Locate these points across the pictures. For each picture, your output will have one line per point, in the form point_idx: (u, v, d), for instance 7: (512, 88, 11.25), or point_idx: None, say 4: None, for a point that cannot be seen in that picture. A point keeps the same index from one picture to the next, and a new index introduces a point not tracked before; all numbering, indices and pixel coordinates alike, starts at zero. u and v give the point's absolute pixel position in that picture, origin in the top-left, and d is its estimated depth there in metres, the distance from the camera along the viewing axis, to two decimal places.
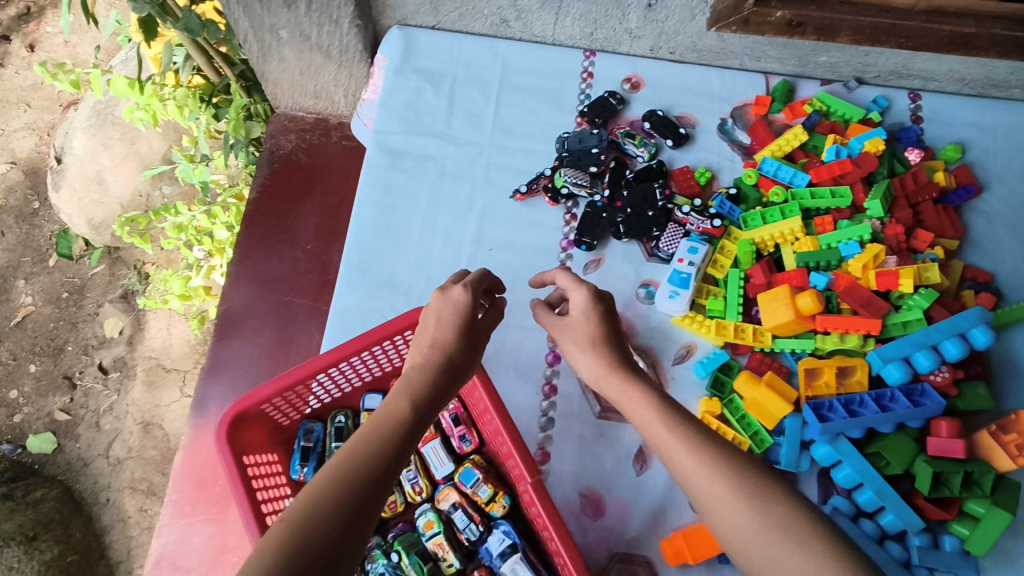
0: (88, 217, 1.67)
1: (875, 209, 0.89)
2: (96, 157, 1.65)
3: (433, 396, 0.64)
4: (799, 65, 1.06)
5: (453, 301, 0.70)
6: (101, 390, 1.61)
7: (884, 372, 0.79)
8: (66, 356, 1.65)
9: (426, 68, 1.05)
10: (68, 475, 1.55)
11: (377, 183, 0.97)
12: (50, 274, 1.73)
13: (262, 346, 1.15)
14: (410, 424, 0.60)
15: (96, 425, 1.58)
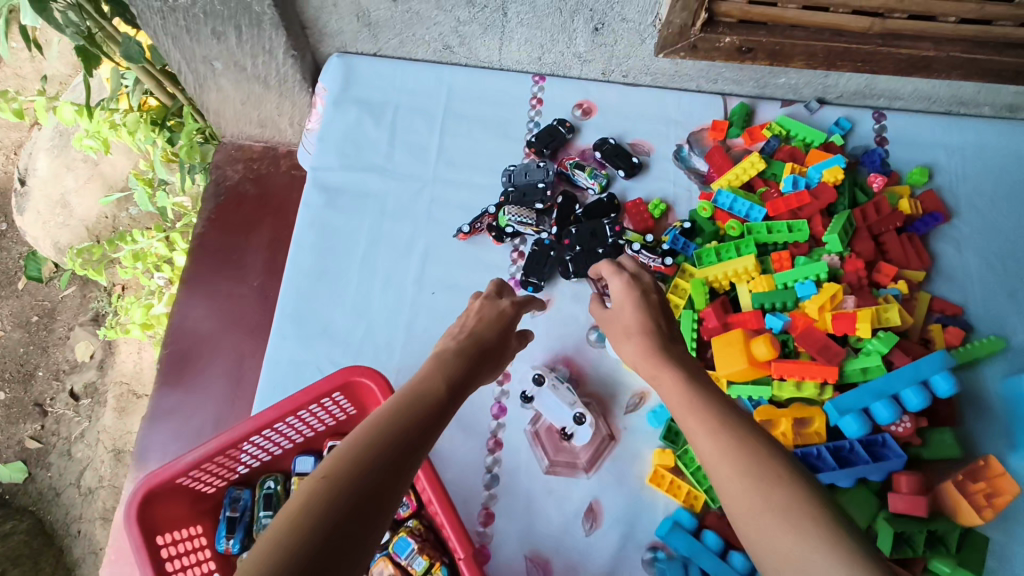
0: (54, 240, 1.62)
1: (833, 243, 0.84)
2: (60, 179, 1.59)
3: (467, 376, 0.62)
4: (758, 86, 1.01)
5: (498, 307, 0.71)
6: (72, 417, 1.55)
7: (842, 424, 0.74)
8: (37, 382, 1.58)
9: (366, 98, 1.00)
10: (40, 505, 1.49)
11: (313, 224, 0.93)
12: (19, 298, 1.66)
13: (211, 389, 1.10)
14: (450, 396, 0.58)
15: (67, 453, 1.52)
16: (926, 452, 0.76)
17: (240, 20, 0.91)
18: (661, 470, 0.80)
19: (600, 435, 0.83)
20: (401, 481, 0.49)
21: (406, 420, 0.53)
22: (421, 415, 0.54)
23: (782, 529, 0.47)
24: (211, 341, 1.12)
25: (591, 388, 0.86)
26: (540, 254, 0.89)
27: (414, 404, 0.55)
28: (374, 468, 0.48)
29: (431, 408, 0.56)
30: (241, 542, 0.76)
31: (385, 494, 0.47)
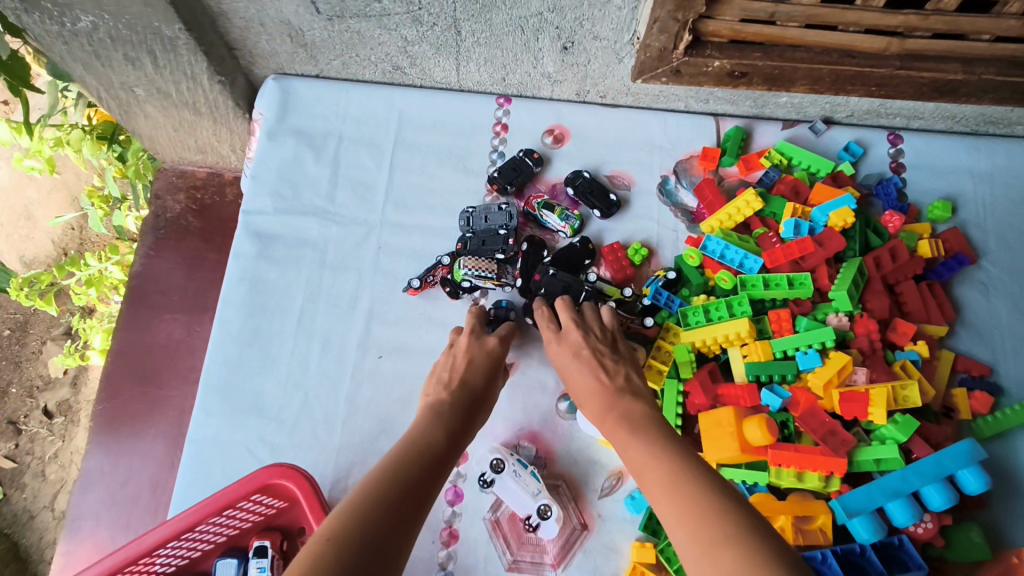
0: (19, 254, 1.51)
1: (841, 301, 0.71)
2: (22, 190, 1.49)
3: (461, 428, 0.64)
4: (757, 106, 0.88)
5: (485, 348, 0.72)
6: (45, 436, 1.37)
7: (851, 528, 0.62)
8: (10, 399, 1.39)
9: (306, 128, 0.90)
10: (15, 529, 1.33)
11: (243, 278, 0.83)
12: None
13: (160, 445, 1.00)
14: (445, 451, 0.60)
15: (42, 474, 1.35)
16: (951, 554, 0.64)
17: (153, 45, 0.80)
18: (640, 567, 0.69)
19: (570, 524, 0.72)
20: (409, 531, 0.49)
21: (406, 475, 0.54)
22: (420, 470, 0.55)
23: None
24: (152, 393, 1.02)
25: (561, 468, 0.74)
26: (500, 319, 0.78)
27: (415, 459, 0.56)
28: (385, 516, 0.48)
29: (431, 462, 0.57)
30: None
31: (396, 543, 0.47)
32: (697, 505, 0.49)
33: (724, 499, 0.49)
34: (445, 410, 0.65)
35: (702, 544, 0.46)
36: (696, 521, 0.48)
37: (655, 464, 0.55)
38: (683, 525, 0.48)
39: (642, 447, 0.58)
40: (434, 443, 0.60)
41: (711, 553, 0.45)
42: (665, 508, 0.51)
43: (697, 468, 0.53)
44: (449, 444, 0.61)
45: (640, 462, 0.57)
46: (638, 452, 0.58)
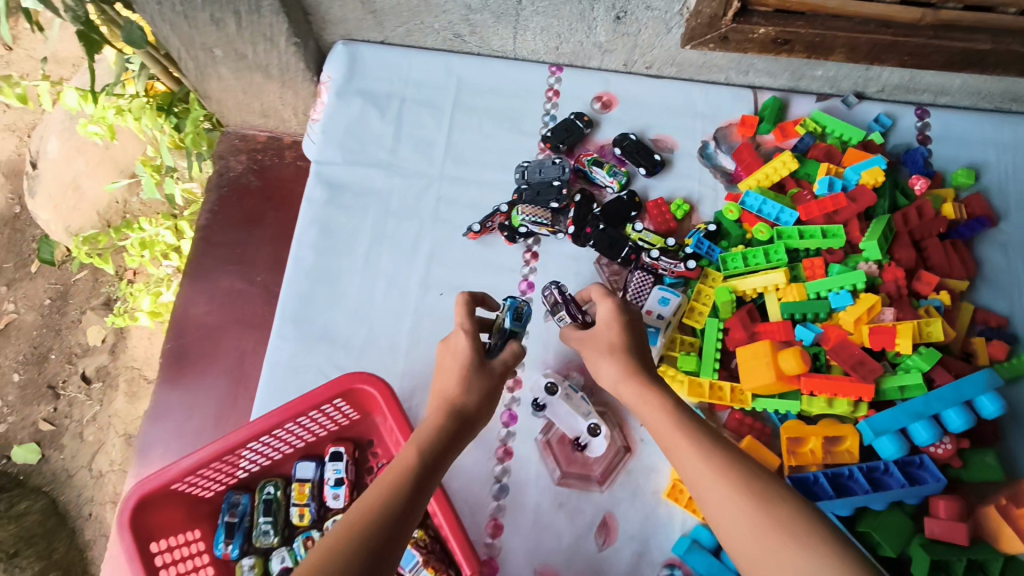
0: (65, 224, 1.55)
1: (871, 251, 0.78)
2: (71, 162, 1.54)
3: (443, 445, 0.57)
4: (793, 79, 0.95)
5: (455, 350, 0.65)
6: (84, 401, 1.48)
7: (877, 445, 0.70)
8: (50, 364, 1.51)
9: (371, 89, 0.95)
10: (55, 485, 1.43)
11: (313, 222, 0.88)
12: (33, 280, 1.58)
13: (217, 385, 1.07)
14: (419, 483, 0.53)
15: (80, 436, 1.46)
16: (967, 474, 0.71)
17: (239, 5, 0.88)
18: (680, 484, 0.76)
19: (615, 446, 0.79)
20: None
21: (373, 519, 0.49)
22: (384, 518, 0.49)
23: (791, 552, 0.46)
24: (214, 336, 1.10)
25: (607, 398, 0.81)
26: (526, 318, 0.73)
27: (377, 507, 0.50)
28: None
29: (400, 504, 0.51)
30: (240, 548, 0.73)
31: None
32: (723, 474, 0.52)
33: (749, 471, 0.52)
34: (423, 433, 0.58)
35: (749, 500, 0.50)
36: (739, 481, 0.51)
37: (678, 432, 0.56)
38: (719, 480, 0.52)
39: (660, 411, 0.59)
40: (409, 467, 0.54)
41: (766, 509, 0.49)
42: (694, 462, 0.54)
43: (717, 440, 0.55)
44: (428, 472, 0.54)
45: (663, 431, 0.58)
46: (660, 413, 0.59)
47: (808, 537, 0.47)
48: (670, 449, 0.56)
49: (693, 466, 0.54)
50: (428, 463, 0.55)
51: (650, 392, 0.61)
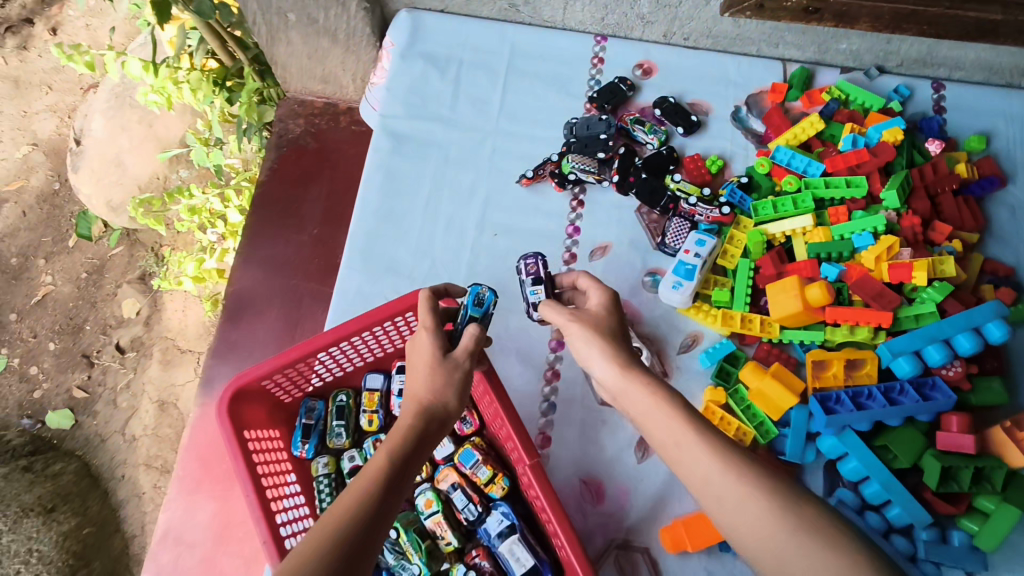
0: (107, 199, 1.71)
1: (890, 200, 0.86)
2: (115, 139, 1.69)
3: (413, 447, 0.61)
4: (819, 52, 1.03)
5: (422, 345, 0.68)
6: (118, 369, 1.68)
7: (894, 365, 0.78)
8: (86, 334, 1.72)
9: (431, 53, 1.04)
10: (86, 450, 1.62)
11: (379, 167, 0.97)
12: (70, 254, 1.80)
13: (269, 329, 1.15)
14: (388, 490, 0.56)
15: (113, 402, 1.65)
16: (975, 397, 0.78)
17: None
18: (713, 406, 0.83)
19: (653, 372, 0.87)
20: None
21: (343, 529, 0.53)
22: (353, 530, 0.53)
23: (819, 553, 0.51)
24: (270, 282, 1.17)
25: (646, 330, 0.89)
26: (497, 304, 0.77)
27: (339, 522, 0.53)
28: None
29: (369, 515, 0.54)
30: (315, 447, 0.82)
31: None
32: (746, 477, 0.57)
33: (771, 478, 0.57)
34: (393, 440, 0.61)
35: (775, 502, 0.55)
36: (764, 485, 0.56)
37: (693, 437, 0.61)
38: (742, 483, 0.57)
39: (665, 410, 0.63)
40: (376, 474, 0.57)
41: (793, 513, 0.54)
42: (712, 467, 0.58)
43: (731, 446, 0.60)
44: (396, 480, 0.58)
45: (676, 440, 0.61)
46: (665, 414, 0.63)
47: (844, 541, 0.52)
48: (684, 456, 0.61)
49: (715, 472, 0.58)
50: (396, 467, 0.59)
51: (659, 392, 0.65)
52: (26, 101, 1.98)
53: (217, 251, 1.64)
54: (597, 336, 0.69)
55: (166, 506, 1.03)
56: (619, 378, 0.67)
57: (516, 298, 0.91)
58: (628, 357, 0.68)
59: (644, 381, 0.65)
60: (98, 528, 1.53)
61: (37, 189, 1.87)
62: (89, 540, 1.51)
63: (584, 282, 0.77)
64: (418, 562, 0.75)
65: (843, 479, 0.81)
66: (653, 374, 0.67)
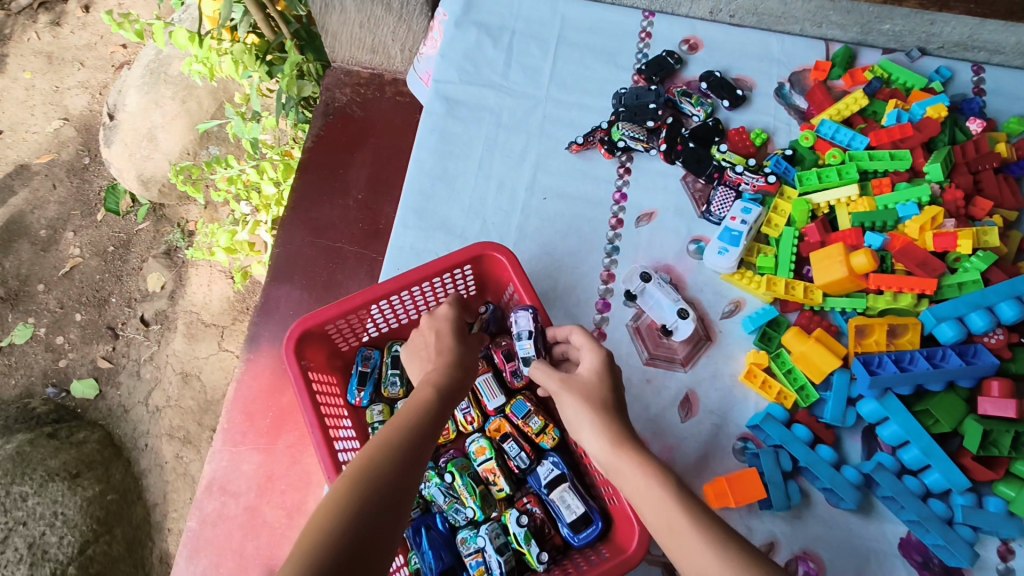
0: (138, 171, 1.76)
1: (934, 173, 0.89)
2: (149, 114, 1.74)
3: (454, 384, 0.70)
4: (862, 32, 1.04)
5: (444, 317, 0.77)
6: (142, 341, 1.71)
7: (937, 331, 0.81)
8: (111, 307, 1.76)
9: (485, 22, 1.07)
10: (109, 420, 1.65)
11: (434, 129, 1.01)
12: (98, 228, 1.84)
13: (310, 290, 1.18)
14: (436, 414, 0.66)
15: (137, 373, 1.68)
16: (1015, 365, 0.81)
17: None
18: (755, 368, 0.86)
19: (697, 335, 0.89)
20: (409, 487, 0.59)
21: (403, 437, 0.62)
22: (410, 437, 0.62)
23: None
24: (317, 244, 1.20)
25: (690, 294, 0.91)
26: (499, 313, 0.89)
27: (389, 436, 0.62)
28: (371, 500, 0.55)
29: (417, 433, 0.63)
30: (370, 395, 0.86)
31: (383, 530, 0.55)
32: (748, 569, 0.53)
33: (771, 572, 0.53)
34: (434, 377, 0.70)
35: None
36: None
37: (686, 522, 0.57)
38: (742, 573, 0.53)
39: (658, 490, 0.60)
40: (424, 402, 0.67)
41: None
42: (711, 562, 0.54)
43: (729, 533, 0.56)
44: (438, 409, 0.67)
45: (669, 524, 0.58)
46: (657, 495, 0.60)
47: None
48: (679, 545, 0.57)
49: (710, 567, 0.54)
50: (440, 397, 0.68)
51: (651, 469, 0.62)
52: (59, 76, 2.03)
53: (250, 224, 1.64)
54: (588, 409, 0.68)
55: (211, 457, 1.07)
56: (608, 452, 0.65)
57: (562, 258, 0.94)
58: (619, 432, 0.66)
59: (636, 460, 0.63)
60: (121, 496, 1.55)
61: (67, 162, 1.92)
62: (112, 506, 1.52)
63: (581, 339, 0.75)
64: (473, 505, 0.78)
65: (881, 444, 0.83)
66: (647, 453, 0.64)
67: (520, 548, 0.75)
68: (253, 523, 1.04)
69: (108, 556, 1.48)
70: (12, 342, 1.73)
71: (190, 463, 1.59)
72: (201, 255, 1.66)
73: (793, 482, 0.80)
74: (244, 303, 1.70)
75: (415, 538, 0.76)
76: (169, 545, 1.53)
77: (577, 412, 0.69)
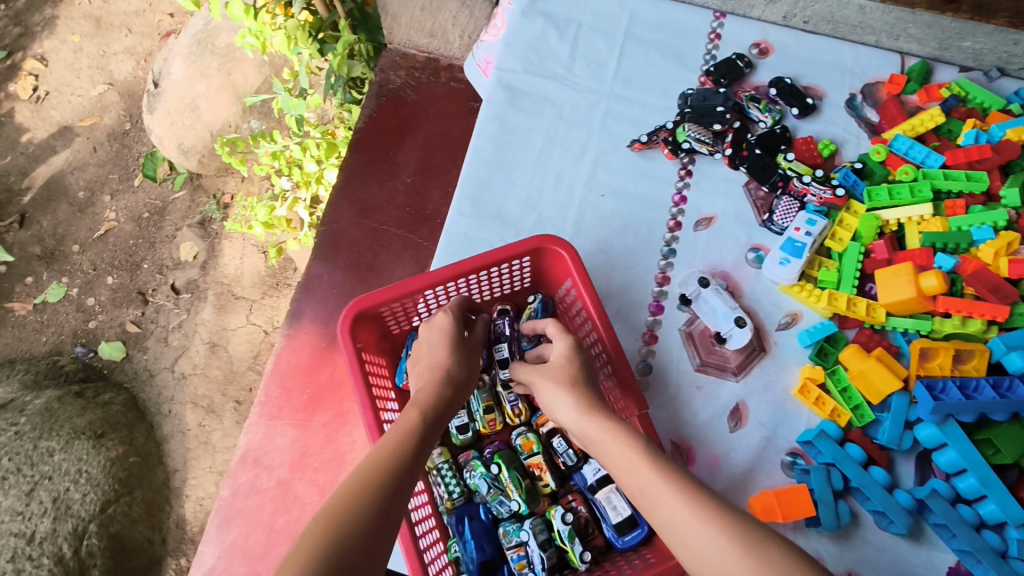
0: (178, 140, 1.77)
1: (1011, 198, 0.87)
2: (193, 84, 1.74)
3: (441, 408, 0.70)
4: (940, 48, 1.01)
5: (440, 327, 0.78)
6: (172, 309, 1.72)
7: (1005, 360, 0.79)
8: (143, 272, 1.77)
9: (552, 13, 1.06)
10: (134, 383, 1.67)
11: (494, 118, 1.00)
12: (135, 193, 1.86)
13: (353, 271, 1.18)
14: (425, 438, 0.65)
15: (164, 340, 1.69)
16: None
17: None
18: (810, 383, 0.84)
19: (751, 346, 0.88)
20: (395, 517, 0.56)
21: (388, 463, 0.60)
22: (397, 463, 0.60)
23: None
24: (364, 224, 1.20)
25: (746, 302, 0.90)
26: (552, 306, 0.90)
27: (366, 475, 0.58)
28: (355, 530, 0.53)
29: (401, 465, 0.60)
30: None
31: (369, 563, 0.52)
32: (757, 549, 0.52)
33: (737, 523, 0.54)
34: (421, 400, 0.70)
35: (740, 544, 0.53)
36: (730, 525, 0.54)
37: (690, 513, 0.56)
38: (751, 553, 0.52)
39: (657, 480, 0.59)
40: (409, 425, 0.65)
41: (758, 557, 0.52)
42: (721, 545, 0.53)
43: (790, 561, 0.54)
44: (417, 448, 0.63)
45: (671, 520, 0.57)
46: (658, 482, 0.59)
47: None
48: (682, 537, 0.56)
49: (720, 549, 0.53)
50: (427, 421, 0.67)
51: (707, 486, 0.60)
52: (105, 41, 2.04)
53: (289, 200, 1.64)
54: (559, 384, 0.72)
55: (247, 429, 1.08)
56: (578, 419, 0.68)
57: (618, 257, 0.93)
58: None
59: (604, 424, 0.66)
60: (142, 459, 1.56)
61: (108, 127, 1.93)
62: (134, 468, 1.54)
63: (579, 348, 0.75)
64: (518, 499, 0.78)
65: (935, 471, 0.81)
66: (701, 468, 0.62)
67: (564, 545, 0.74)
68: (284, 498, 1.05)
69: (127, 517, 1.49)
70: (46, 299, 1.77)
71: (211, 432, 1.60)
72: (239, 227, 1.66)
73: (843, 502, 0.79)
74: (275, 279, 1.70)
75: (458, 527, 0.77)
76: (185, 511, 1.54)
77: (549, 385, 0.72)
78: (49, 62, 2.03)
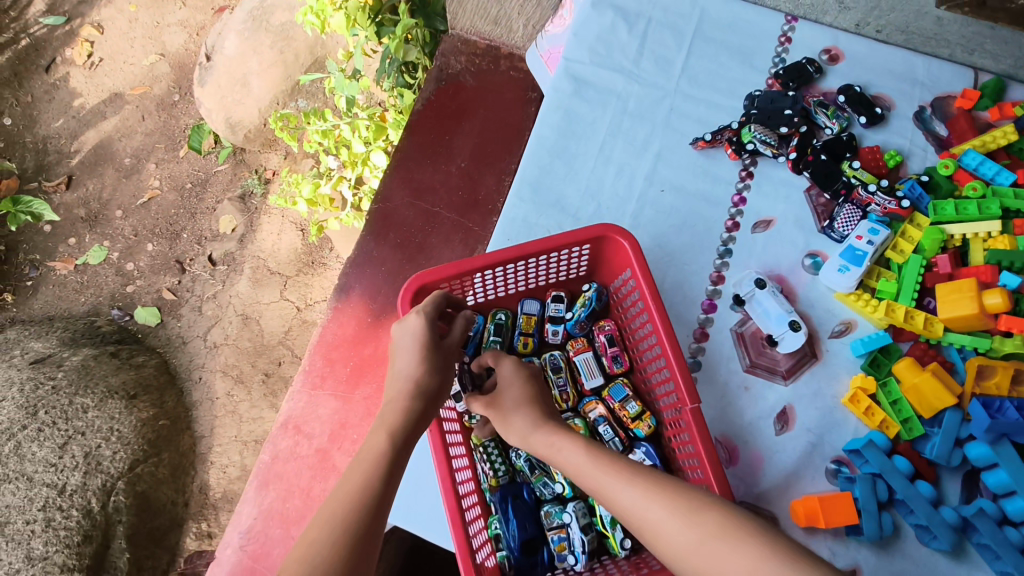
0: (227, 115, 1.80)
1: None
2: (246, 61, 1.77)
3: (411, 428, 0.65)
4: (1016, 66, 1.00)
5: (412, 331, 0.73)
6: (208, 279, 1.75)
7: None
8: (182, 242, 1.80)
9: (622, 6, 1.06)
10: (167, 349, 1.71)
11: (559, 107, 1.00)
12: (179, 163, 1.89)
13: (402, 250, 1.19)
14: (393, 467, 0.60)
15: (198, 309, 1.73)
16: None
17: None
18: (861, 392, 0.83)
19: (803, 351, 0.87)
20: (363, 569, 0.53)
21: (350, 503, 0.56)
22: (358, 502, 0.56)
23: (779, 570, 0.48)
24: (416, 206, 1.22)
25: (800, 308, 0.89)
26: (605, 296, 0.91)
27: (326, 522, 0.54)
28: None
29: (367, 503, 0.56)
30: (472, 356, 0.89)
31: None
32: (694, 512, 0.54)
33: (673, 493, 0.57)
34: (388, 422, 0.65)
35: (681, 513, 0.55)
36: (668, 495, 0.56)
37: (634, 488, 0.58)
38: (690, 516, 0.54)
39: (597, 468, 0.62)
40: (374, 452, 0.61)
41: (694, 516, 0.54)
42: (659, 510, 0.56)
43: None
44: (384, 479, 0.59)
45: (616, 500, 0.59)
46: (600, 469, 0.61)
47: None
48: (626, 515, 0.58)
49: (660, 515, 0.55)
50: (395, 445, 0.62)
51: None
52: (160, 13, 2.07)
53: (333, 178, 1.66)
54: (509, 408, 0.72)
55: (290, 397, 1.11)
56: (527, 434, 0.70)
57: (676, 253, 0.93)
58: None
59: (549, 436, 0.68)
60: (171, 422, 1.59)
61: (158, 97, 1.97)
62: (162, 431, 1.56)
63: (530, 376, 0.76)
64: (562, 482, 0.80)
65: (982, 491, 0.80)
66: None
67: (604, 530, 0.75)
68: (323, 466, 1.08)
69: (153, 478, 1.51)
70: (87, 261, 1.81)
71: (239, 402, 1.62)
72: (284, 202, 1.68)
73: (886, 514, 0.78)
74: (311, 255, 1.72)
75: (501, 505, 0.79)
76: (209, 477, 1.57)
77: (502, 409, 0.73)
78: (106, 29, 2.08)
